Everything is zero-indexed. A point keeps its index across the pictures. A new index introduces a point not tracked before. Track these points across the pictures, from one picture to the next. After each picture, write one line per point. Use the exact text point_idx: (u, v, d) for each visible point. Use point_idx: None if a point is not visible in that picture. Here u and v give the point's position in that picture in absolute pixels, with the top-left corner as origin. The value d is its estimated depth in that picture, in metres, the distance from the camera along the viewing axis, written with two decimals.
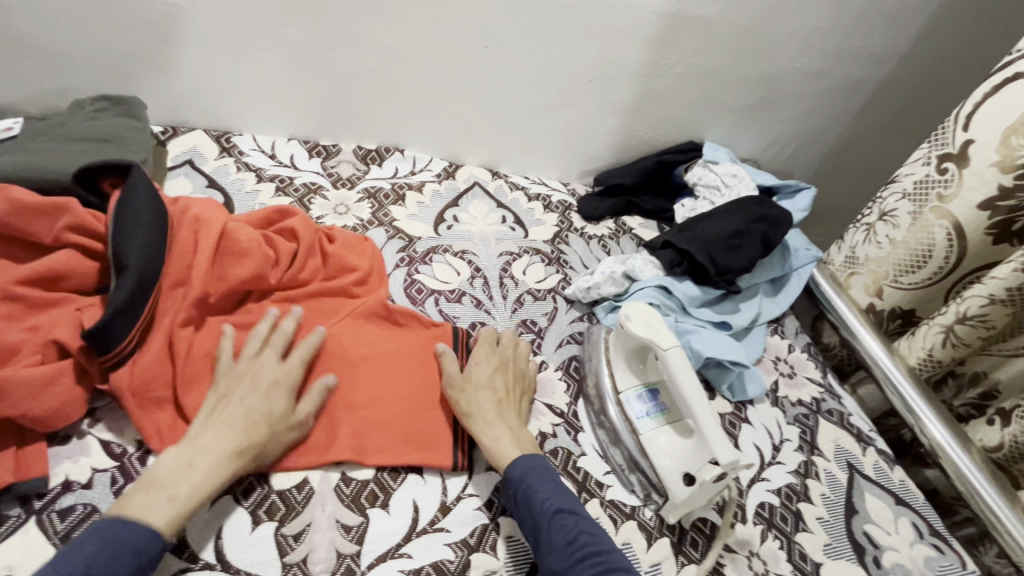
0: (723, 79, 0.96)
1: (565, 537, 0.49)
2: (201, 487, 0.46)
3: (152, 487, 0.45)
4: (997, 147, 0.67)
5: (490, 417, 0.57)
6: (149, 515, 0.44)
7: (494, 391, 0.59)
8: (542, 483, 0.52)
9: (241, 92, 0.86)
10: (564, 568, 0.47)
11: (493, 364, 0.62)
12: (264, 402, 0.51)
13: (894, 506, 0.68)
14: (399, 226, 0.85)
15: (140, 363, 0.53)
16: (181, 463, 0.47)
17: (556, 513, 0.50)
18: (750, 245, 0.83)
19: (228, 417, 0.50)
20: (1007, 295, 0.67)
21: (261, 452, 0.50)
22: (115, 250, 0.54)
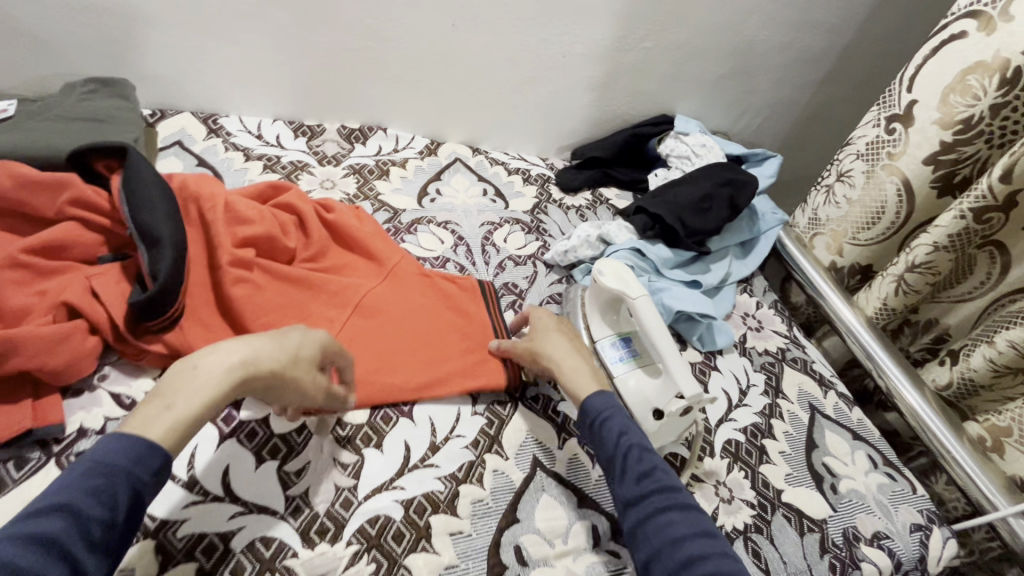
0: (691, 52, 1.01)
1: (640, 469, 0.53)
2: (203, 397, 0.43)
3: (157, 395, 0.43)
4: (938, 106, 0.72)
5: (567, 353, 0.63)
6: (145, 425, 0.41)
7: (563, 333, 0.66)
8: (619, 420, 0.57)
9: (227, 74, 0.89)
10: (638, 497, 0.52)
11: (556, 315, 0.69)
12: (298, 338, 0.50)
13: (852, 441, 0.74)
14: (385, 200, 0.89)
15: (183, 329, 0.58)
16: (187, 365, 0.44)
17: (631, 447, 0.55)
18: (718, 208, 0.88)
19: (255, 337, 0.48)
20: (948, 242, 0.72)
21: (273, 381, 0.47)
22: (141, 226, 0.57)
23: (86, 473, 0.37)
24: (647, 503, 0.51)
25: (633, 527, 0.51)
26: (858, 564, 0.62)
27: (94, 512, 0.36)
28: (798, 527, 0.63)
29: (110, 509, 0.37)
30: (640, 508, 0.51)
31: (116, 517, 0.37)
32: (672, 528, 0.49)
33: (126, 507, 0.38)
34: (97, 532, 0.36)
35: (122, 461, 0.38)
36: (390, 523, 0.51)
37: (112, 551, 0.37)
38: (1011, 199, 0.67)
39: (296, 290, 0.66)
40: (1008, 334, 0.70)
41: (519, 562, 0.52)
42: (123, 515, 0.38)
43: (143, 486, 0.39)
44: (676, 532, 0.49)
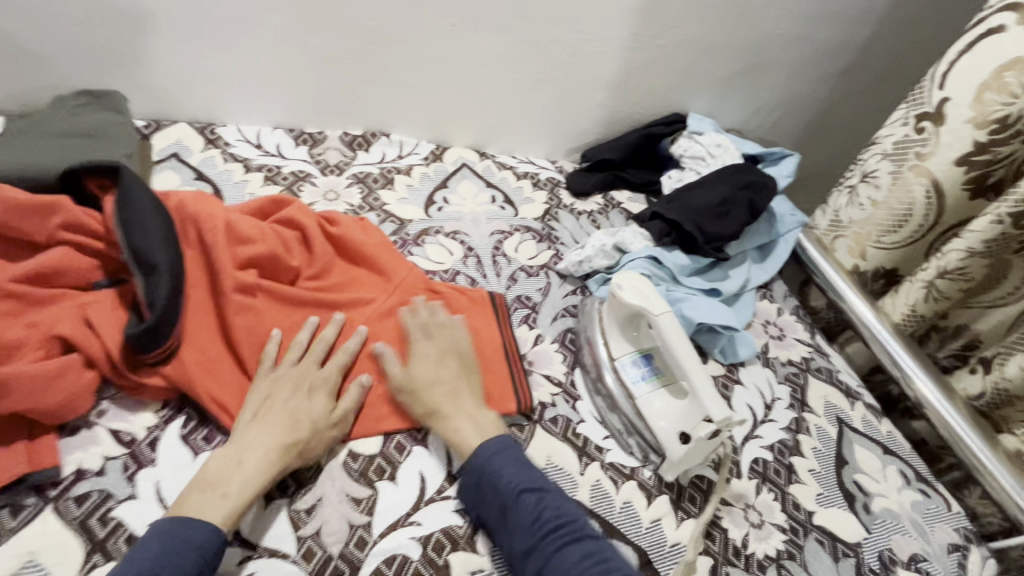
0: (705, 49, 0.97)
1: (531, 515, 0.49)
2: (252, 483, 0.48)
3: (209, 487, 0.47)
4: (972, 104, 0.69)
5: (446, 412, 0.57)
6: (206, 512, 0.46)
7: (444, 382, 0.58)
8: (503, 463, 0.53)
9: (224, 82, 0.86)
10: (531, 548, 0.48)
11: (435, 355, 0.60)
12: (306, 403, 0.54)
13: (882, 456, 0.71)
14: (390, 210, 0.85)
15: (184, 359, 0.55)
16: (230, 460, 0.49)
17: (519, 493, 0.51)
18: (737, 213, 0.85)
19: (271, 421, 0.52)
20: (984, 247, 0.69)
21: (304, 452, 0.52)
22: (137, 253, 0.55)
23: (155, 556, 0.42)
24: (542, 549, 0.48)
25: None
26: None
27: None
28: (832, 551, 0.60)
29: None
30: (535, 558, 0.48)
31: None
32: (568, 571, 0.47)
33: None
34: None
35: (188, 544, 0.44)
36: (408, 563, 0.49)
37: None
38: None
39: (301, 314, 0.63)
40: None
41: None
42: None
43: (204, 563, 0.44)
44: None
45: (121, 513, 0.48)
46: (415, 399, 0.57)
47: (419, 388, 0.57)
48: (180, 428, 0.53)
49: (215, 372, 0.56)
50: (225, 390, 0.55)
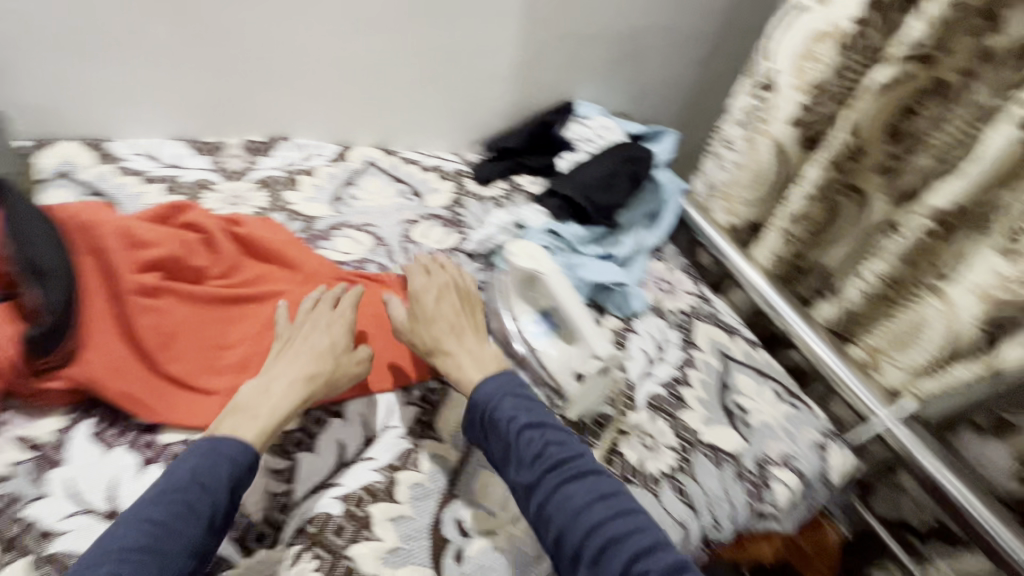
0: (583, 41, 1.06)
1: (533, 450, 0.53)
2: (278, 407, 0.54)
3: (238, 411, 0.54)
4: (795, 72, 0.80)
5: (445, 346, 0.63)
6: (239, 431, 0.52)
7: (446, 321, 0.65)
8: (507, 402, 0.56)
9: (110, 97, 0.85)
10: (536, 480, 0.52)
11: (435, 292, 0.67)
12: (327, 342, 0.61)
13: (759, 378, 0.81)
14: (297, 209, 0.88)
15: (87, 360, 0.55)
16: (259, 389, 0.55)
17: (522, 430, 0.54)
18: (621, 183, 0.94)
19: (296, 357, 0.59)
20: (819, 191, 0.82)
21: (327, 382, 0.59)
22: (30, 262, 0.57)
23: (194, 466, 0.48)
24: (546, 483, 0.52)
25: (536, 510, 0.51)
26: (770, 484, 0.69)
27: (199, 497, 0.46)
28: (717, 460, 0.69)
29: (213, 494, 0.47)
30: (538, 490, 0.52)
31: (220, 498, 0.47)
32: (572, 501, 0.50)
33: (228, 489, 0.48)
34: (203, 511, 0.46)
35: (224, 455, 0.49)
36: (329, 519, 0.52)
37: (221, 523, 0.47)
38: (858, 149, 0.76)
39: (209, 311, 0.65)
40: (872, 267, 0.79)
41: (461, 534, 0.55)
42: (226, 497, 0.48)
43: (240, 472, 0.50)
44: (575, 505, 0.50)
45: (31, 512, 0.48)
46: (418, 330, 0.64)
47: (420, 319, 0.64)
48: (90, 428, 0.54)
49: (122, 370, 0.56)
50: (135, 386, 0.56)
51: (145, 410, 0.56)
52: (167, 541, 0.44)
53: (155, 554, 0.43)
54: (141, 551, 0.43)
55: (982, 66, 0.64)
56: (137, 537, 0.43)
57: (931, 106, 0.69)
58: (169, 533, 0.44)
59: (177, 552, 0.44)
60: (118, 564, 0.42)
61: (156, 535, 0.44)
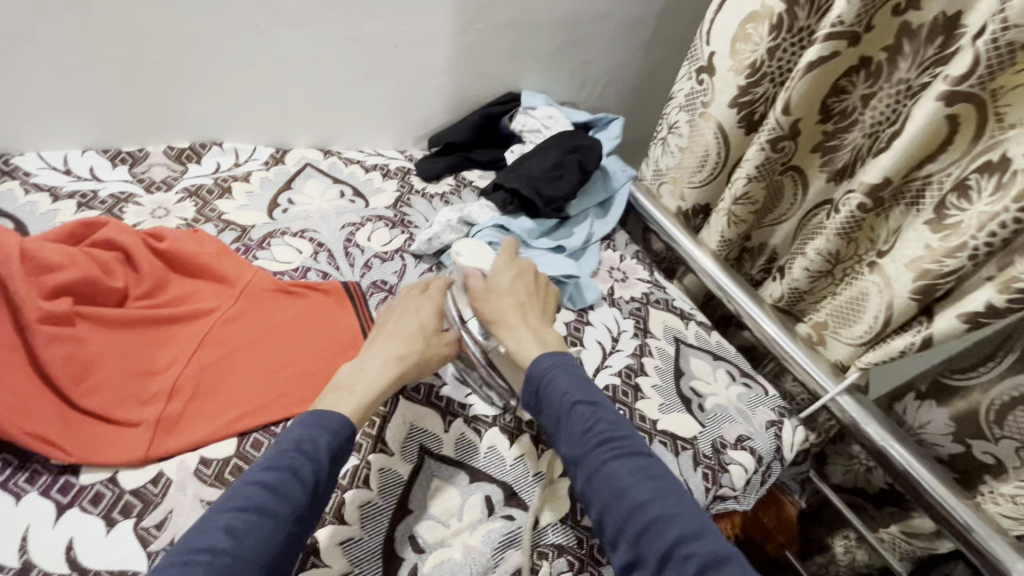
0: (523, 29, 1.03)
1: (584, 425, 0.53)
2: (371, 386, 0.57)
3: (338, 388, 0.57)
4: (730, 56, 0.80)
5: (510, 318, 0.62)
6: (336, 406, 0.55)
7: (515, 295, 0.65)
8: (564, 377, 0.57)
9: (10, 108, 0.78)
10: (584, 454, 0.52)
11: (514, 272, 0.67)
12: (421, 323, 0.64)
13: (713, 361, 0.82)
14: (230, 219, 0.83)
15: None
16: (355, 370, 0.59)
17: (575, 405, 0.54)
18: (570, 174, 0.93)
19: (389, 339, 0.62)
20: (757, 172, 0.80)
21: (418, 362, 0.61)
22: None
23: (297, 437, 0.50)
24: (593, 459, 0.52)
25: (582, 483, 0.52)
26: (727, 468, 0.70)
27: (305, 465, 0.48)
28: (674, 449, 0.69)
29: (316, 462, 0.49)
30: (585, 463, 0.52)
31: (322, 466, 0.49)
32: (620, 479, 0.50)
33: (328, 459, 0.50)
34: (308, 478, 0.48)
35: (325, 426, 0.52)
36: None
37: (323, 490, 0.49)
38: (795, 127, 0.75)
39: (130, 335, 0.61)
40: (815, 244, 0.78)
41: (415, 550, 0.53)
42: (328, 466, 0.50)
43: (339, 444, 0.52)
44: (622, 483, 0.50)
45: None
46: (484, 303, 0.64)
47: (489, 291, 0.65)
48: None
49: (32, 409, 0.52)
50: (48, 423, 0.52)
51: (62, 450, 0.51)
52: (277, 503, 0.46)
53: (268, 514, 0.45)
54: (252, 514, 0.45)
55: (905, 42, 0.65)
56: (250, 498, 0.46)
57: (862, 83, 0.71)
58: (281, 496, 0.46)
59: (285, 515, 0.46)
60: (232, 523, 0.44)
61: (265, 498, 0.46)
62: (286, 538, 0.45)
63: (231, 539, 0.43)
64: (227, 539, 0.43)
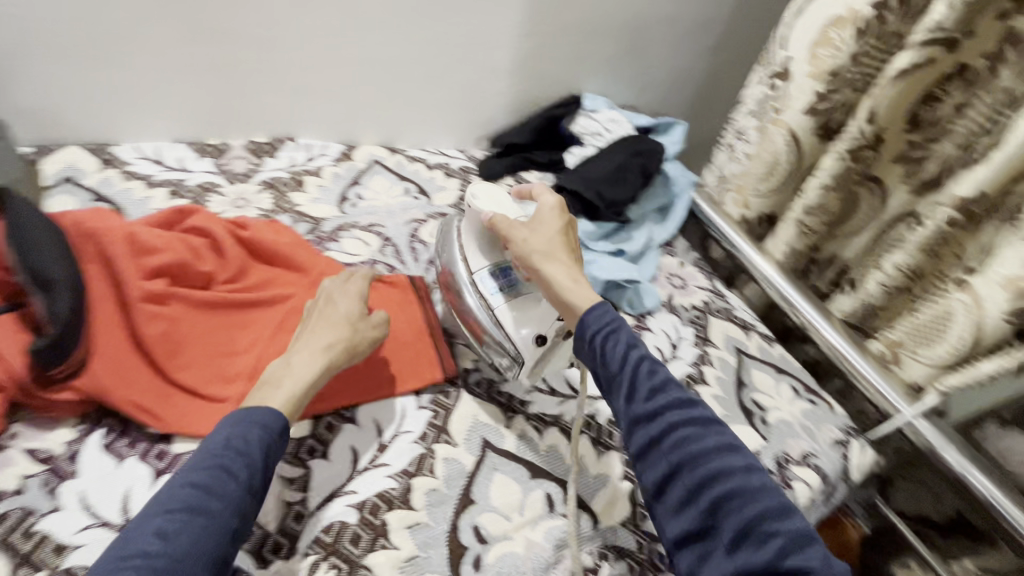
0: (590, 32, 1.03)
1: (651, 382, 0.47)
2: (303, 377, 0.54)
3: (265, 383, 0.54)
4: (810, 61, 0.77)
5: (559, 256, 0.60)
6: (269, 400, 0.52)
7: (563, 238, 0.62)
8: (626, 330, 0.51)
9: (113, 102, 0.84)
10: (650, 415, 0.46)
11: (559, 217, 0.63)
12: (347, 313, 0.61)
13: (776, 375, 0.80)
14: (303, 211, 0.87)
15: (97, 368, 0.54)
16: (283, 362, 0.55)
17: (641, 360, 0.49)
18: (632, 177, 0.92)
19: (314, 330, 0.58)
20: (834, 181, 0.79)
21: (348, 351, 0.58)
22: (32, 269, 0.54)
23: (227, 434, 0.47)
24: (663, 419, 0.45)
25: (646, 444, 0.46)
26: (791, 484, 0.68)
27: (236, 461, 0.45)
28: None
29: (249, 457, 0.46)
30: (651, 424, 0.46)
31: (256, 460, 0.46)
32: (694, 443, 0.44)
33: (262, 453, 0.47)
34: (242, 473, 0.45)
35: (253, 420, 0.49)
36: (346, 528, 0.52)
37: (259, 487, 0.47)
38: (878, 136, 0.74)
39: (215, 317, 0.64)
40: (894, 258, 0.76)
41: (479, 540, 0.54)
42: (261, 461, 0.47)
43: (273, 440, 0.49)
44: (698, 448, 0.44)
45: (45, 525, 0.48)
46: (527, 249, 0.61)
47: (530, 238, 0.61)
48: (101, 439, 0.54)
49: (133, 381, 0.56)
50: (145, 395, 0.56)
51: (157, 419, 0.55)
52: (210, 501, 0.43)
53: (200, 513, 0.42)
54: (183, 514, 0.42)
55: (1008, 49, 0.62)
56: (180, 499, 0.42)
57: (955, 92, 0.68)
58: (215, 494, 0.43)
59: (220, 514, 0.43)
60: (160, 525, 0.41)
61: (199, 498, 0.43)
62: (225, 535, 0.43)
63: (162, 542, 0.40)
64: (157, 542, 0.40)
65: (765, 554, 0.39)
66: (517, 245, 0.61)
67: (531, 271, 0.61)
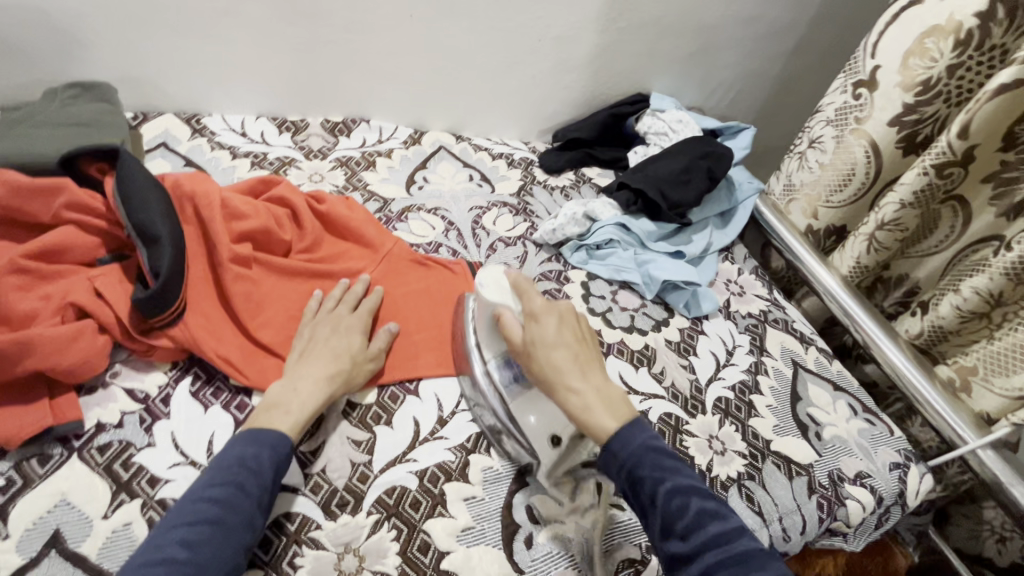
0: (664, 31, 1.02)
1: (685, 524, 0.46)
2: (308, 404, 0.55)
3: (272, 407, 0.54)
4: (900, 70, 0.75)
5: (569, 374, 0.54)
6: (274, 423, 0.52)
7: (566, 345, 0.56)
8: (653, 462, 0.49)
9: (207, 75, 0.89)
10: (686, 554, 0.45)
11: (557, 318, 0.58)
12: (344, 343, 0.60)
13: (833, 392, 0.78)
14: (373, 190, 0.90)
15: (190, 319, 0.59)
16: (288, 387, 0.56)
17: (671, 497, 0.47)
18: (698, 180, 0.91)
19: (316, 359, 0.58)
20: (914, 198, 0.76)
21: (348, 380, 0.59)
22: (139, 224, 0.59)
23: (241, 452, 0.48)
24: (700, 560, 0.44)
25: None
26: (844, 501, 0.66)
27: (249, 479, 0.47)
28: (787, 471, 0.67)
29: (259, 475, 0.48)
30: (689, 566, 0.45)
31: (266, 480, 0.48)
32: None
33: (272, 472, 0.49)
34: (255, 490, 0.47)
35: (262, 441, 0.50)
36: (406, 493, 0.55)
37: (268, 503, 0.48)
38: (970, 153, 0.71)
39: (292, 282, 0.68)
40: (973, 281, 0.73)
41: (532, 520, 0.56)
42: (272, 478, 0.48)
43: (282, 458, 0.50)
44: None
45: (141, 458, 0.52)
46: (533, 356, 0.56)
47: (536, 346, 0.55)
48: (189, 385, 0.58)
49: (219, 333, 0.60)
50: (229, 349, 0.60)
51: (240, 372, 0.59)
52: (227, 514, 0.45)
53: (218, 525, 0.44)
54: (204, 526, 0.43)
55: None
56: (201, 512, 0.44)
57: None
58: (231, 507, 0.45)
59: (238, 526, 0.45)
60: (185, 535, 0.43)
61: (217, 510, 0.45)
62: (241, 547, 0.44)
63: (188, 551, 0.42)
64: (182, 550, 0.42)
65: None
66: (530, 362, 0.56)
67: (546, 389, 0.56)
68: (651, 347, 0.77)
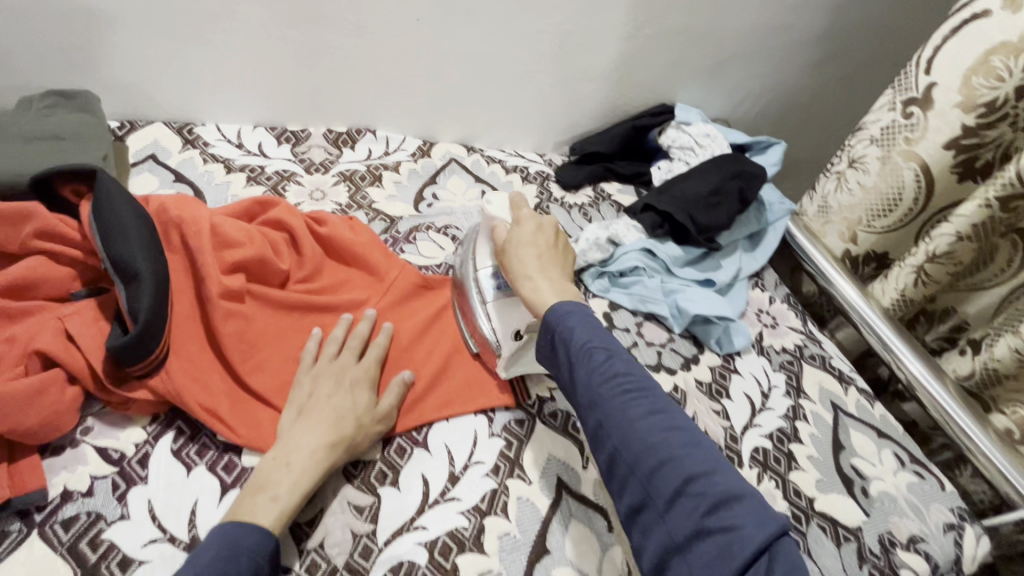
0: (693, 38, 0.95)
1: (598, 369, 0.50)
2: (299, 487, 0.48)
3: (259, 490, 0.47)
4: (959, 89, 0.68)
5: (532, 269, 0.61)
6: (256, 516, 0.45)
7: (535, 246, 0.63)
8: (579, 322, 0.54)
9: (199, 81, 0.83)
10: (596, 399, 0.50)
11: (535, 225, 0.65)
12: (348, 402, 0.53)
13: (877, 440, 0.71)
14: (378, 208, 0.84)
15: (174, 367, 0.53)
16: (280, 462, 0.49)
17: (590, 348, 0.51)
18: (728, 202, 0.84)
19: (315, 419, 0.51)
20: (971, 230, 0.70)
21: (352, 447, 0.52)
22: (117, 259, 0.52)
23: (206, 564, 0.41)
24: (605, 402, 0.49)
25: (594, 426, 0.49)
26: (897, 572, 0.60)
27: None
28: (834, 536, 0.61)
29: None
30: (595, 408, 0.49)
31: None
32: (631, 420, 0.47)
33: None
34: None
35: (240, 548, 0.42)
36: (414, 569, 0.48)
37: None
38: None
39: (291, 321, 0.61)
40: None
41: None
42: None
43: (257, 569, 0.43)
44: (635, 424, 0.47)
45: (112, 534, 0.46)
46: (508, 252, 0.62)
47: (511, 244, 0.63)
48: (171, 443, 0.52)
49: (206, 381, 0.54)
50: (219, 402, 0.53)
51: (230, 429, 0.52)
52: None
53: None
54: None
55: None
56: None
57: None
58: None
59: None
60: None
61: None
62: None
63: None
64: None
65: (693, 513, 0.42)
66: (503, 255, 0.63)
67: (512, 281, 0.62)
68: (681, 389, 0.71)
